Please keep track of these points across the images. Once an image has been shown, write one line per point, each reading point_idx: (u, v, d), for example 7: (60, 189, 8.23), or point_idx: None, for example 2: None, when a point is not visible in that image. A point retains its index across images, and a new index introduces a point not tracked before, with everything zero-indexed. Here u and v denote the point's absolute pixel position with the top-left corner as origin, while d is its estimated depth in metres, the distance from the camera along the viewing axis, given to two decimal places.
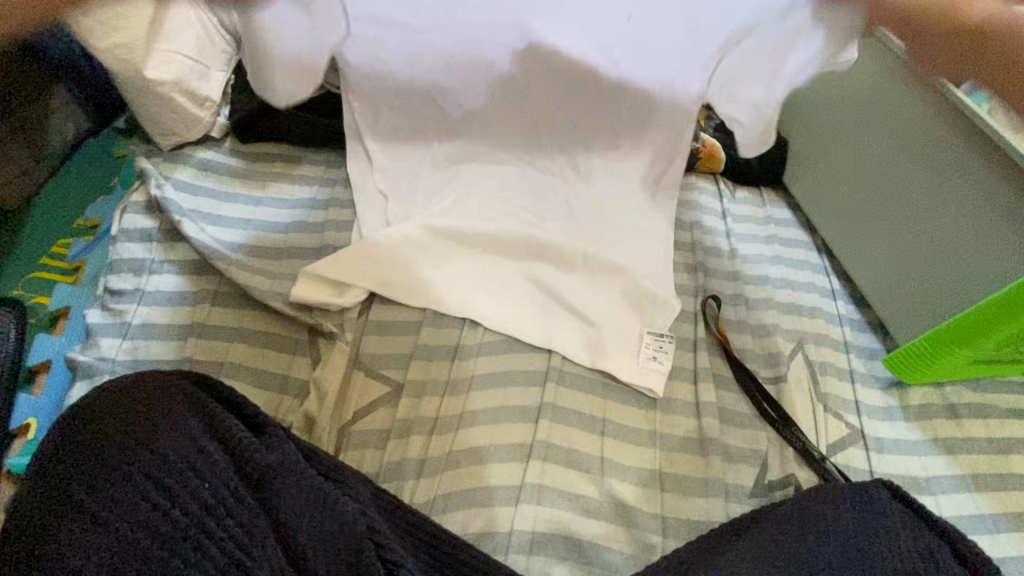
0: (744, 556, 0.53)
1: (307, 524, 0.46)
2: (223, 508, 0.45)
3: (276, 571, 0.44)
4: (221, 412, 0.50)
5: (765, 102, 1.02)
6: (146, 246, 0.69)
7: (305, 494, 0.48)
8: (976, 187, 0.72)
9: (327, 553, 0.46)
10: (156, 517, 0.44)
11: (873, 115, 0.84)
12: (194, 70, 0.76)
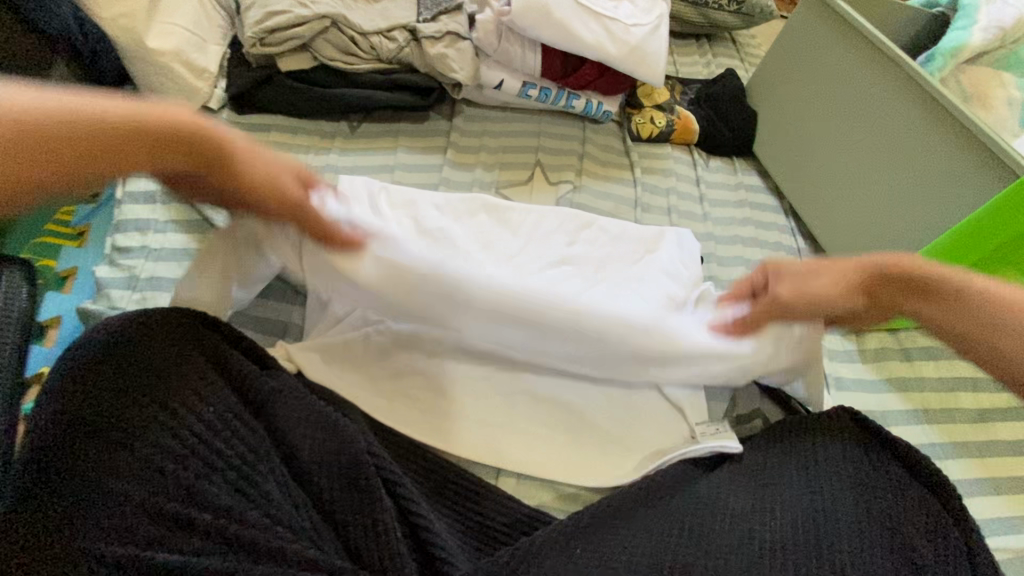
0: (718, 481, 0.60)
1: (309, 441, 0.52)
2: (221, 426, 0.50)
3: (280, 480, 0.50)
4: (222, 348, 0.54)
5: (736, 78, 1.08)
6: (151, 207, 0.73)
7: (306, 416, 0.53)
8: (919, 143, 0.79)
9: (327, 468, 0.51)
10: (157, 430, 0.48)
11: (829, 86, 0.92)
12: (191, 42, 0.80)
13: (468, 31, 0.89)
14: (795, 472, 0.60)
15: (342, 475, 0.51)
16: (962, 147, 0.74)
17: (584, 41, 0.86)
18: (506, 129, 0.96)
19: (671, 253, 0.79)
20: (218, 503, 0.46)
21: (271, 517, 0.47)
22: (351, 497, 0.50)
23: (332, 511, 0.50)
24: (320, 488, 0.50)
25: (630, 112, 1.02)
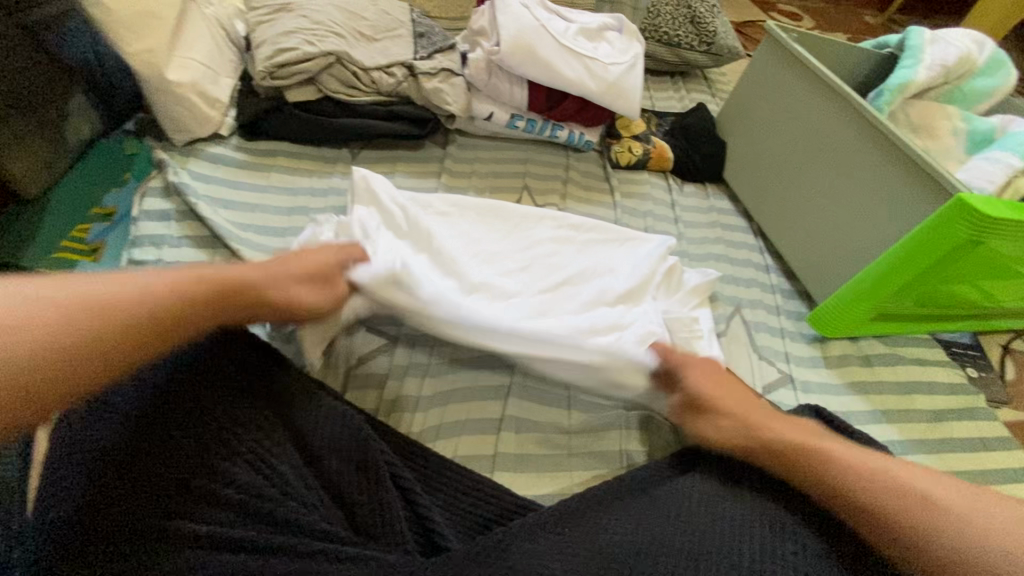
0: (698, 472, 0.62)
1: (321, 428, 0.55)
2: (236, 412, 0.54)
3: (291, 464, 0.53)
4: (232, 341, 0.58)
5: (706, 111, 1.18)
6: (166, 225, 0.78)
7: (317, 408, 0.57)
8: (868, 169, 0.87)
9: (338, 452, 0.55)
10: (178, 417, 0.52)
11: (792, 119, 1.00)
12: (207, 75, 0.88)
13: (461, 67, 0.98)
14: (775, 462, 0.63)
15: (347, 459, 0.54)
16: (902, 171, 0.82)
17: (567, 77, 0.94)
18: (496, 156, 1.04)
19: (639, 258, 0.85)
20: (236, 478, 0.50)
21: (286, 493, 0.51)
22: (357, 477, 0.54)
23: (341, 492, 0.53)
24: (329, 471, 0.54)
25: (610, 142, 1.11)
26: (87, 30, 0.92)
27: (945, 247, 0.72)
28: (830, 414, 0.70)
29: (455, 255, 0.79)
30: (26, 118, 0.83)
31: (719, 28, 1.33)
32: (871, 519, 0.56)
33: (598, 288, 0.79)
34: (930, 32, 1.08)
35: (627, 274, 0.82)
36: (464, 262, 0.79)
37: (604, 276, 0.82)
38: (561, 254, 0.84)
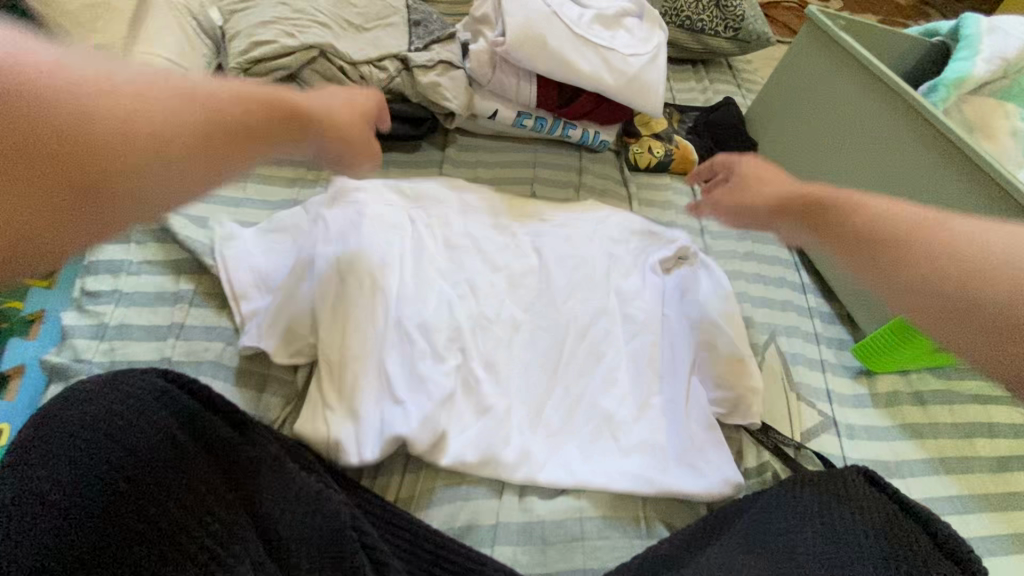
0: (724, 549, 0.54)
1: (288, 514, 0.48)
2: (192, 503, 0.45)
3: (256, 565, 0.45)
4: (195, 413, 0.50)
5: (734, 107, 1.06)
6: (125, 248, 0.69)
7: (287, 487, 0.49)
8: (923, 172, 0.77)
9: (309, 545, 0.47)
10: (121, 512, 0.43)
11: (833, 110, 0.90)
12: (173, 72, 0.77)
13: (461, 60, 0.87)
14: (807, 538, 0.54)
15: (320, 557, 0.47)
16: (965, 180, 0.72)
17: (581, 72, 0.83)
18: (500, 158, 0.93)
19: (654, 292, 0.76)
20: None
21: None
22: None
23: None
24: (302, 572, 0.46)
25: (628, 141, 1.00)
26: None
27: None
28: (874, 474, 0.61)
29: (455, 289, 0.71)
30: None
31: (747, 12, 1.21)
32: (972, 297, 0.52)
33: (609, 326, 0.71)
34: (989, 20, 0.96)
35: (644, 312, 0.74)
36: (461, 291, 0.71)
37: (618, 307, 0.73)
38: (572, 280, 0.75)
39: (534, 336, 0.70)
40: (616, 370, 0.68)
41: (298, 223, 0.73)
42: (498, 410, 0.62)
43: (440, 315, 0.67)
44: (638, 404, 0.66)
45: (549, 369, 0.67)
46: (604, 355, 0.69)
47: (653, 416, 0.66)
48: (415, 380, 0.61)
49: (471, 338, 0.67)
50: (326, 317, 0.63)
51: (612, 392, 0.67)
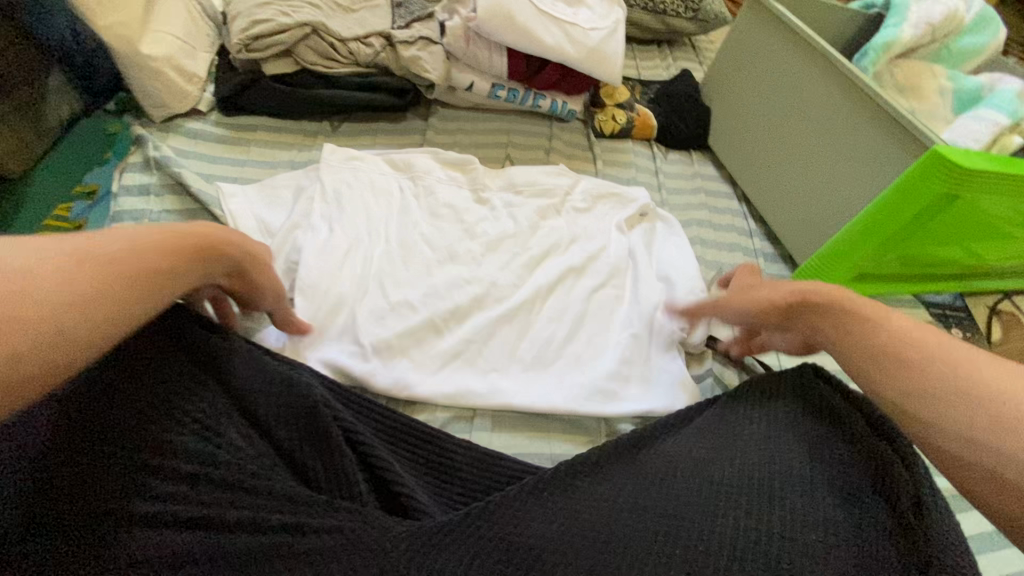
0: (683, 438, 0.63)
1: (266, 395, 0.54)
2: (178, 387, 0.52)
3: (245, 433, 0.52)
4: (173, 317, 0.55)
5: (690, 79, 1.17)
6: (145, 199, 0.78)
7: (261, 373, 0.55)
8: (846, 126, 0.88)
9: (287, 420, 0.53)
10: (118, 398, 0.50)
11: (775, 79, 1.00)
12: (182, 49, 0.87)
13: (439, 37, 0.97)
14: (760, 422, 0.62)
15: (298, 427, 0.53)
16: (880, 130, 0.82)
17: (546, 44, 0.93)
18: (477, 127, 1.04)
19: (618, 240, 0.86)
20: (187, 449, 0.49)
21: (238, 462, 0.50)
22: (315, 445, 0.53)
23: (294, 457, 0.53)
24: (283, 438, 0.53)
25: (593, 111, 1.10)
26: (60, 8, 0.91)
27: (925, 201, 0.72)
28: (830, 373, 0.67)
29: (436, 233, 0.81)
30: (6, 96, 0.84)
31: None
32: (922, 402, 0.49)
33: (571, 266, 0.82)
34: None
35: (606, 259, 0.84)
36: (438, 234, 0.81)
37: (583, 251, 0.84)
38: (540, 231, 0.86)
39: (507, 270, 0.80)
40: (575, 307, 0.78)
41: (297, 182, 0.83)
42: (474, 331, 0.73)
43: (422, 258, 0.78)
44: (596, 336, 0.77)
45: (518, 301, 0.76)
46: (565, 297, 0.79)
47: (607, 346, 0.76)
48: (401, 305, 0.72)
49: (450, 275, 0.77)
50: (322, 255, 0.72)
51: (577, 327, 0.77)
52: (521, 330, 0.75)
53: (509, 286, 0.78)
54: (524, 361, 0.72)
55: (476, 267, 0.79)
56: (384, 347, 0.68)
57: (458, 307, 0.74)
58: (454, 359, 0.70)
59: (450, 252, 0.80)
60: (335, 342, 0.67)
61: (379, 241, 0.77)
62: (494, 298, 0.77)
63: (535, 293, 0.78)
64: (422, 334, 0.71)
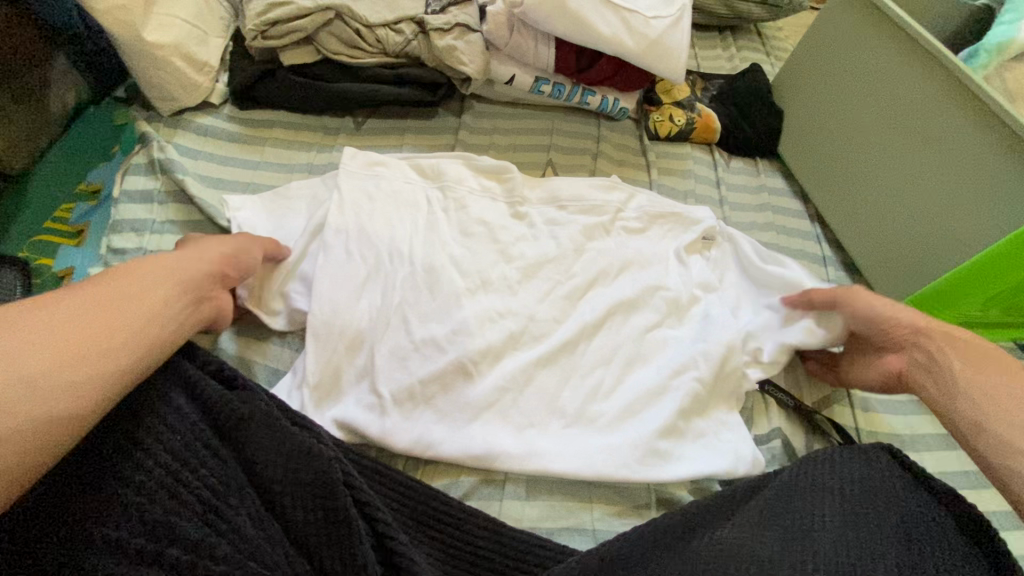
0: (745, 523, 0.52)
1: (281, 469, 0.49)
2: (191, 458, 0.47)
3: (252, 516, 0.46)
4: (187, 375, 0.51)
5: (760, 73, 1.02)
6: (148, 207, 0.70)
7: (275, 442, 0.49)
8: (955, 141, 0.74)
9: (300, 499, 0.48)
10: (128, 471, 0.44)
11: (865, 81, 0.85)
12: (193, 35, 0.78)
13: (479, 23, 0.85)
14: (833, 510, 0.52)
15: (312, 506, 0.48)
16: (1000, 156, 0.69)
17: (601, 35, 0.81)
18: (516, 125, 0.92)
19: (676, 271, 0.75)
20: (187, 537, 0.43)
21: (245, 552, 0.44)
22: (325, 529, 0.47)
23: (307, 544, 0.47)
24: (296, 520, 0.47)
25: (648, 109, 0.97)
26: None
27: None
28: (904, 453, 0.58)
29: (467, 255, 0.72)
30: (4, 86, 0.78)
31: None
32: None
33: (620, 298, 0.71)
34: None
35: (664, 291, 0.73)
36: (469, 256, 0.72)
37: (635, 282, 0.73)
38: (588, 255, 0.75)
39: (545, 301, 0.71)
40: (625, 349, 0.68)
41: (314, 191, 0.74)
42: (507, 377, 0.64)
43: (452, 285, 0.69)
44: (648, 384, 0.66)
45: (559, 340, 0.67)
46: (616, 338, 0.69)
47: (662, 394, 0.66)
48: (427, 344, 0.64)
49: (483, 308, 0.68)
50: (342, 291, 0.65)
51: (629, 373, 0.67)
52: (560, 374, 0.66)
53: (548, 322, 0.69)
54: (563, 415, 0.63)
55: (512, 297, 0.70)
56: (406, 396, 0.61)
57: (487, 345, 0.65)
58: (481, 410, 0.62)
59: (483, 279, 0.70)
60: (352, 392, 0.62)
61: (403, 267, 0.68)
62: (530, 337, 0.68)
63: (579, 331, 0.68)
64: (446, 380, 0.63)
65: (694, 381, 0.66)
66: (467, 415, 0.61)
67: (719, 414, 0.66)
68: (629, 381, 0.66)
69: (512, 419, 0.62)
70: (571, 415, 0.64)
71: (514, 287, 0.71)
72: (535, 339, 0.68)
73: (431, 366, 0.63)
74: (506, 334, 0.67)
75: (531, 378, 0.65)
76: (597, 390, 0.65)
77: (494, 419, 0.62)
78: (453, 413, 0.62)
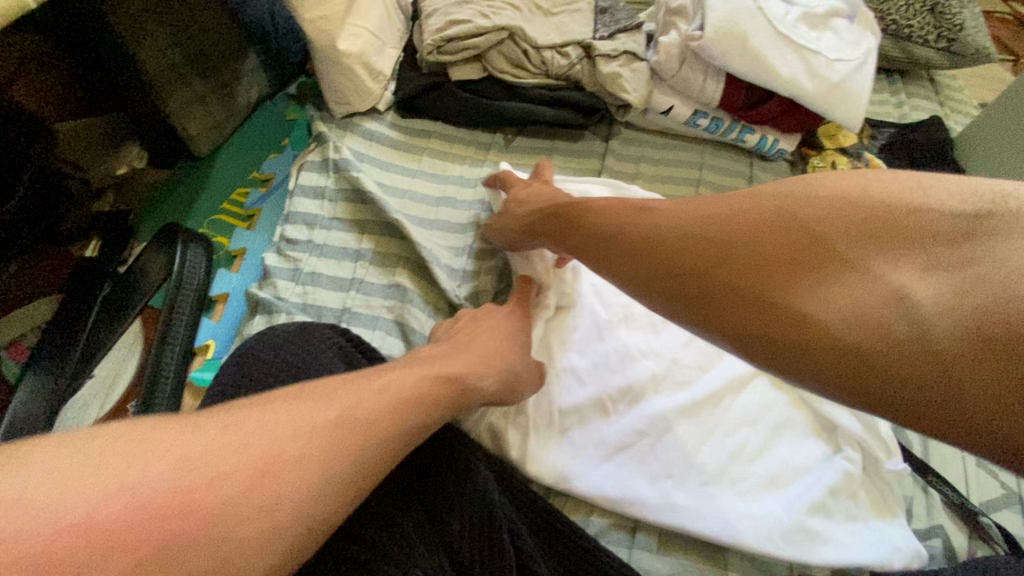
0: None
1: (443, 484, 0.50)
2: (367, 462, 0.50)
3: (416, 524, 0.49)
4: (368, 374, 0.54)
5: (939, 125, 0.93)
6: (319, 202, 0.75)
7: (441, 459, 0.52)
8: None
9: (459, 513, 0.49)
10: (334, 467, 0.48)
11: None
12: (374, 45, 0.83)
13: (645, 52, 0.84)
14: None
15: (467, 522, 0.49)
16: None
17: (778, 73, 0.77)
18: (665, 156, 0.90)
19: None
20: (362, 537, 0.47)
21: (405, 557, 0.46)
22: (479, 548, 0.48)
23: (462, 561, 0.47)
24: (452, 536, 0.48)
25: (807, 152, 0.92)
26: None
27: None
28: None
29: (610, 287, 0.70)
30: (206, 80, 0.87)
31: (967, 19, 1.05)
32: (747, 304, 0.42)
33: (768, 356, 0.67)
34: None
35: None
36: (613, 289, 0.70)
37: None
38: None
39: (686, 345, 0.67)
40: (773, 411, 0.64)
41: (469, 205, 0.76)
42: (644, 420, 0.62)
43: (594, 316, 0.68)
44: (794, 459, 0.61)
45: (700, 390, 0.64)
46: (764, 397, 0.64)
47: (811, 469, 0.60)
48: (566, 374, 0.64)
49: (624, 344, 0.66)
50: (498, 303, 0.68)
51: (776, 438, 0.62)
52: (700, 426, 0.62)
53: (691, 368, 0.66)
54: (701, 470, 0.60)
55: (654, 337, 0.68)
56: (544, 423, 0.61)
57: (626, 384, 0.64)
58: (614, 449, 0.60)
59: (626, 314, 0.69)
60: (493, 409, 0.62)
61: (550, 292, 0.68)
62: (672, 381, 0.65)
63: (724, 384, 0.65)
64: (583, 413, 0.62)
65: (846, 457, 0.61)
66: (600, 453, 0.60)
67: (875, 501, 0.60)
68: (775, 446, 0.62)
69: (647, 464, 0.60)
70: (711, 471, 0.59)
71: (655, 326, 0.69)
72: (676, 384, 0.65)
73: (568, 396, 0.63)
74: (646, 375, 0.65)
75: (670, 425, 0.62)
76: (739, 450, 0.61)
77: (628, 462, 0.60)
78: (586, 449, 0.60)
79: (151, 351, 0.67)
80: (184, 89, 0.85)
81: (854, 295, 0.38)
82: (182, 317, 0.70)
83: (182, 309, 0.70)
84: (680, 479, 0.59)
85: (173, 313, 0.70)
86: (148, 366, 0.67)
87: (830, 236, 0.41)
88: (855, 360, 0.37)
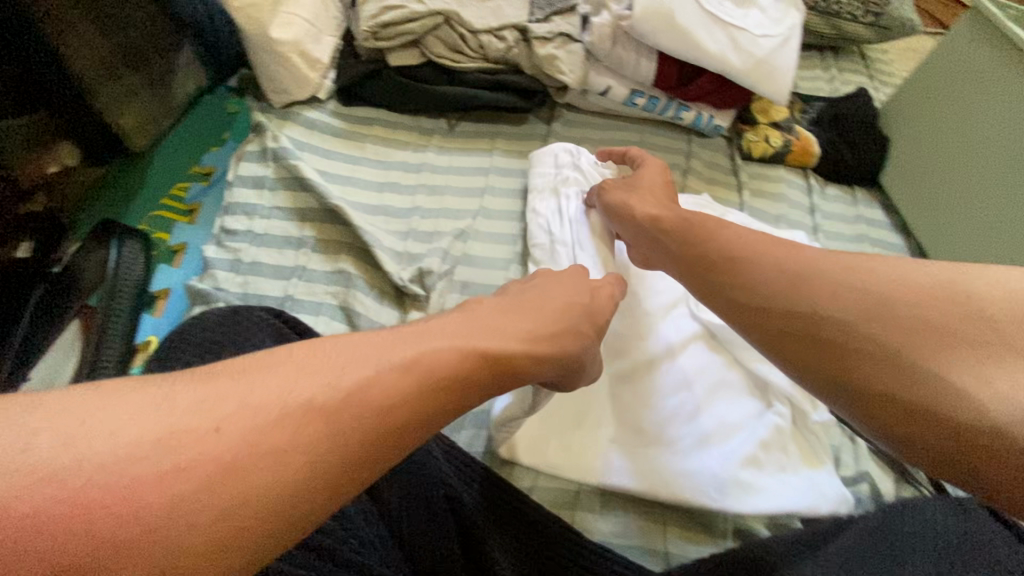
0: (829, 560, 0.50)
1: None
2: None
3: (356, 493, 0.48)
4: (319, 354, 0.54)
5: (865, 97, 0.98)
6: (258, 192, 0.75)
7: None
8: None
9: (399, 481, 0.50)
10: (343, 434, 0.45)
11: (984, 108, 0.80)
12: (309, 32, 0.83)
13: (581, 33, 0.85)
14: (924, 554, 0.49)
15: (406, 489, 0.49)
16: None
17: (706, 50, 0.79)
18: (608, 136, 0.92)
19: None
20: None
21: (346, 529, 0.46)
22: (417, 514, 0.49)
23: (400, 528, 0.48)
24: (391, 503, 0.49)
25: (742, 128, 0.95)
26: None
27: None
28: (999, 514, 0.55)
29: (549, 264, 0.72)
30: (138, 73, 0.85)
31: None
32: (801, 323, 0.47)
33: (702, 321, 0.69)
34: None
35: None
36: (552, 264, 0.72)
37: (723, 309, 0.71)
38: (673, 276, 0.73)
39: (623, 317, 0.70)
40: (709, 372, 0.65)
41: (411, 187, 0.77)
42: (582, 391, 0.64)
43: None
44: (730, 416, 0.63)
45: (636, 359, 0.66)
46: (700, 360, 0.66)
47: (744, 425, 0.63)
48: None
49: None
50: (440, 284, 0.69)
51: (713, 398, 0.64)
52: (637, 391, 0.64)
53: (628, 339, 0.68)
54: (637, 433, 0.62)
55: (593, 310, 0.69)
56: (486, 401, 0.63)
57: None
58: (554, 418, 0.62)
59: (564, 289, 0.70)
60: None
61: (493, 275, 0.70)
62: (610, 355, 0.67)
63: (660, 350, 0.67)
64: None
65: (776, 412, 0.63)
66: (540, 423, 0.61)
67: (804, 452, 0.62)
68: (711, 405, 0.63)
69: (586, 432, 0.61)
70: (646, 434, 0.62)
71: None
72: (613, 357, 0.67)
73: None
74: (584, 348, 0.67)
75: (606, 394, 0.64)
76: (674, 412, 0.63)
77: (568, 430, 0.61)
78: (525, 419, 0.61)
79: (88, 346, 0.67)
80: (114, 82, 0.83)
81: (939, 350, 0.41)
82: (122, 308, 0.69)
83: (119, 303, 0.69)
84: (615, 442, 0.61)
85: (111, 307, 0.69)
86: (86, 360, 0.66)
87: (892, 296, 0.45)
88: (898, 410, 0.41)
